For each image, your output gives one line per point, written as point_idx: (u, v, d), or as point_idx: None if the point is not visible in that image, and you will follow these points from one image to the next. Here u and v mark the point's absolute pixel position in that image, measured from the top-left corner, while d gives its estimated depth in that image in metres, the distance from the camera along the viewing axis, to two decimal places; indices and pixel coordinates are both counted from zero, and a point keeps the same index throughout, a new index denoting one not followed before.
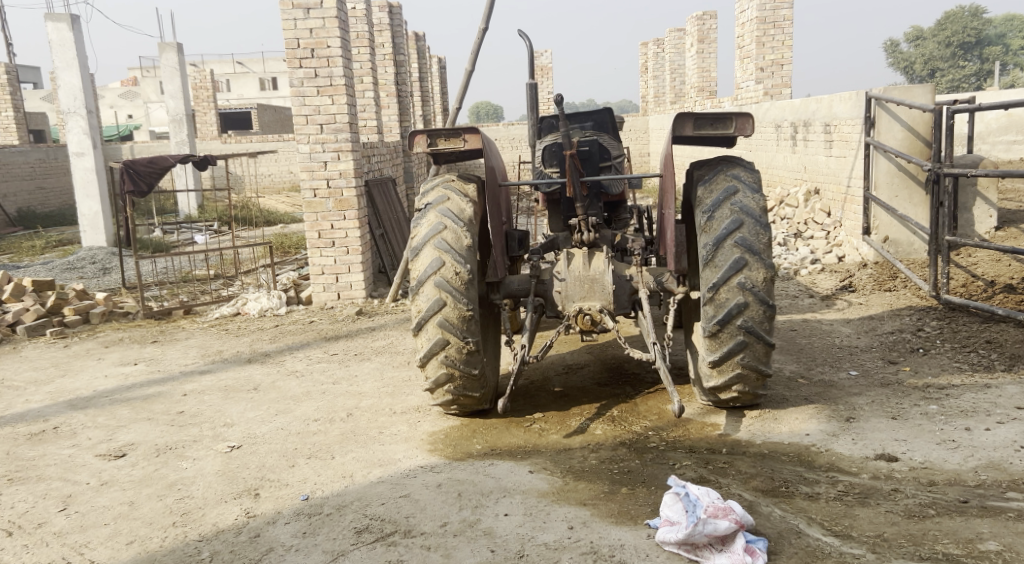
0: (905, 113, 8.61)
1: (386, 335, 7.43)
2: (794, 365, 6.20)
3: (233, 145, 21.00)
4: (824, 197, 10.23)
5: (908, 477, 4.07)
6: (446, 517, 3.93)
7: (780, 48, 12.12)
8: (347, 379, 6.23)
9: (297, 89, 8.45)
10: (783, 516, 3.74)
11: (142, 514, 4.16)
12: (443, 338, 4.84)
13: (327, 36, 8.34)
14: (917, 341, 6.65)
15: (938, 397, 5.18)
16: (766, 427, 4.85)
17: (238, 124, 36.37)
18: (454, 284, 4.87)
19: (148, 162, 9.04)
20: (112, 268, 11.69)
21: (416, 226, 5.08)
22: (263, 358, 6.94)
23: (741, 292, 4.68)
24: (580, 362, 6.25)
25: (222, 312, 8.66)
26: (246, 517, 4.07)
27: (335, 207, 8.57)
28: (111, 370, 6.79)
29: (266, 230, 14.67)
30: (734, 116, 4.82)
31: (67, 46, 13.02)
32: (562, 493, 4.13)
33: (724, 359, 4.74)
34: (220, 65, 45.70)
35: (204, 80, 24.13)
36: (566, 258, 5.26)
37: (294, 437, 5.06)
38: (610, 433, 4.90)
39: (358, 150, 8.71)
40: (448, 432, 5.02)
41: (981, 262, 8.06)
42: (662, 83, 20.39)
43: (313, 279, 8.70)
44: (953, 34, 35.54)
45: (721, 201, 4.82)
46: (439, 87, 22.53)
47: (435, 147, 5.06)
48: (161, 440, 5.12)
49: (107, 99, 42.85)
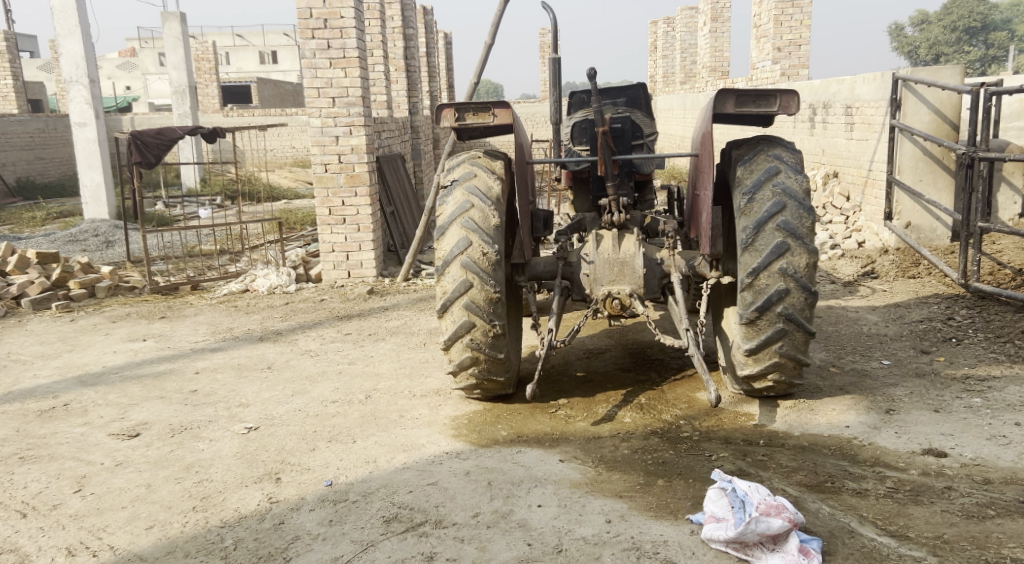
0: (932, 94, 8.37)
1: (400, 315, 7.23)
2: (824, 353, 6.01)
3: (234, 118, 20.72)
4: (843, 180, 10.00)
5: (960, 474, 3.92)
6: (478, 507, 3.75)
7: (799, 28, 11.86)
8: (363, 360, 6.04)
9: (309, 61, 8.19)
10: (833, 514, 3.57)
11: (160, 498, 3.97)
12: (469, 321, 4.64)
13: (341, 7, 8.09)
14: (948, 330, 6.47)
15: (980, 391, 5.02)
16: (802, 418, 4.66)
17: (238, 98, 36.06)
18: (481, 265, 4.66)
19: (156, 133, 8.77)
20: (116, 241, 11.46)
21: (441, 204, 4.86)
22: (275, 336, 6.75)
23: (782, 277, 4.48)
24: (601, 346, 6.05)
25: (230, 288, 8.46)
26: (269, 503, 3.88)
27: (346, 182, 8.34)
28: (120, 346, 6.59)
29: (270, 205, 14.44)
30: (778, 92, 4.58)
31: (69, 13, 12.67)
32: (596, 484, 3.94)
33: (762, 347, 4.55)
34: (220, 37, 45.17)
35: (206, 52, 23.82)
36: (595, 240, 5.02)
37: (313, 420, 4.87)
38: (640, 422, 4.70)
39: (370, 125, 8.47)
40: (471, 417, 4.83)
41: (1006, 250, 7.86)
42: (671, 62, 20.10)
43: (323, 257, 8.50)
44: (958, 18, 35.14)
45: (762, 182, 4.60)
46: (445, 63, 22.22)
47: (463, 122, 4.82)
48: (175, 420, 4.92)
49: (105, 70, 42.39)
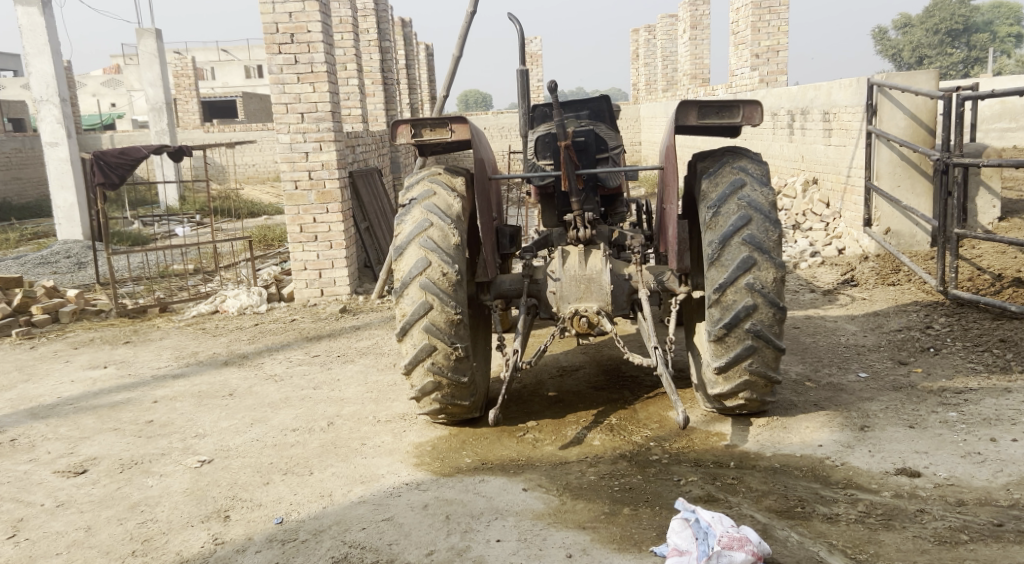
0: (908, 100, 8.28)
1: (371, 335, 7.08)
2: (800, 366, 5.88)
3: (215, 134, 20.54)
4: (823, 187, 9.88)
5: (933, 496, 3.82)
6: (432, 544, 3.63)
7: (776, 34, 11.77)
8: (328, 384, 5.89)
9: (277, 76, 8.06)
10: (802, 543, 3.46)
11: (100, 542, 3.84)
12: (430, 344, 4.48)
13: (308, 21, 7.96)
14: (926, 339, 6.36)
15: (956, 404, 4.92)
16: (775, 437, 4.53)
17: (222, 113, 35.93)
18: (440, 286, 4.50)
19: (119, 153, 8.61)
20: (87, 263, 11.31)
21: (399, 223, 4.69)
22: (241, 360, 6.61)
23: (749, 293, 4.35)
24: (575, 363, 5.90)
25: (200, 310, 8.31)
26: (214, 545, 3.76)
27: (317, 199, 8.19)
28: (79, 374, 6.45)
29: (248, 222, 14.29)
30: (740, 103, 4.46)
31: (38, 31, 12.50)
32: (559, 514, 3.80)
33: (731, 364, 4.41)
34: (204, 52, 44.89)
35: (186, 68, 23.71)
36: (561, 257, 4.85)
37: (270, 450, 4.74)
38: (609, 445, 4.55)
39: (341, 140, 8.33)
40: (435, 444, 4.68)
41: (985, 255, 7.75)
42: (654, 70, 20.03)
43: (296, 275, 8.33)
44: (940, 21, 35.24)
45: (727, 196, 4.47)
46: (426, 75, 22.12)
47: (420, 138, 4.63)
48: (125, 454, 4.78)
49: (89, 87, 42.21)
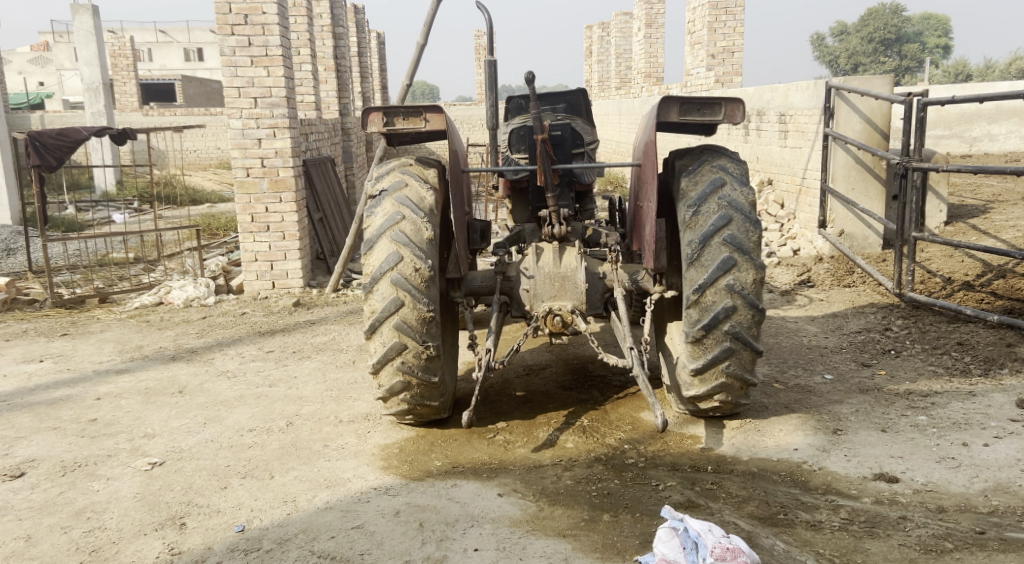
0: (864, 103, 8.32)
1: (327, 331, 6.86)
2: (766, 367, 5.84)
3: (154, 118, 19.92)
4: (777, 188, 9.91)
5: (913, 502, 3.80)
6: (407, 554, 3.47)
7: (732, 35, 11.80)
8: (285, 382, 5.67)
9: (229, 58, 7.76)
10: (788, 551, 3.42)
11: (43, 552, 3.60)
12: (400, 342, 4.30)
13: (262, 2, 7.69)
14: (887, 342, 6.38)
15: (924, 407, 4.92)
16: (750, 441, 4.46)
17: (160, 96, 35.03)
18: (412, 281, 4.32)
19: (57, 134, 8.15)
20: (17, 248, 10.83)
21: (369, 215, 4.49)
22: (189, 355, 6.34)
23: (729, 294, 4.27)
24: (541, 362, 5.78)
25: (143, 301, 7.97)
26: (170, 555, 3.54)
27: (269, 188, 7.92)
28: (14, 369, 6.13)
29: (190, 211, 13.89)
30: (722, 101, 4.37)
31: None
32: (537, 521, 3.67)
33: (708, 367, 4.33)
34: (142, 34, 43.71)
35: (124, 47, 23.00)
36: (534, 254, 4.72)
37: (226, 452, 4.52)
38: (583, 448, 4.44)
39: (296, 127, 8.07)
40: (403, 446, 4.52)
41: (934, 258, 7.83)
42: (606, 67, 20.00)
43: (246, 266, 8.05)
44: (875, 30, 35.98)
45: (707, 194, 4.39)
46: (376, 64, 21.78)
47: (392, 127, 4.45)
48: (68, 455, 4.52)
49: (16, 65, 40.83)
